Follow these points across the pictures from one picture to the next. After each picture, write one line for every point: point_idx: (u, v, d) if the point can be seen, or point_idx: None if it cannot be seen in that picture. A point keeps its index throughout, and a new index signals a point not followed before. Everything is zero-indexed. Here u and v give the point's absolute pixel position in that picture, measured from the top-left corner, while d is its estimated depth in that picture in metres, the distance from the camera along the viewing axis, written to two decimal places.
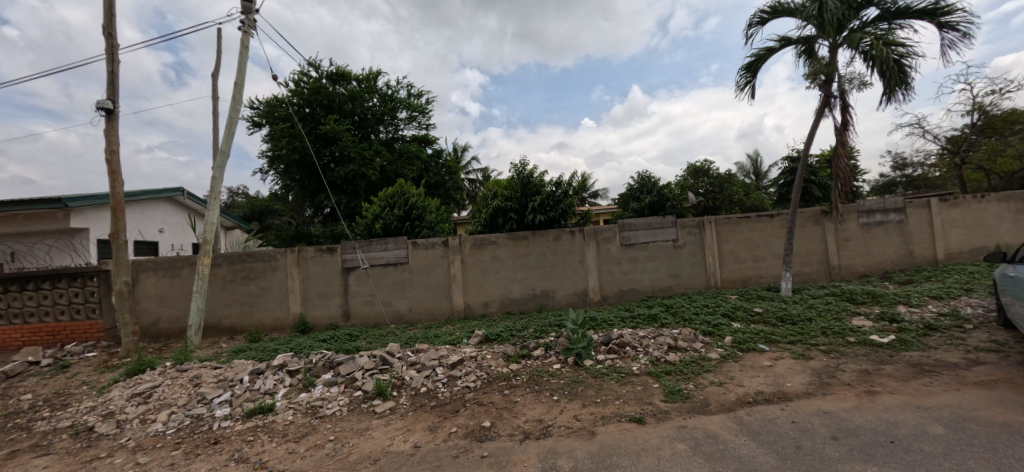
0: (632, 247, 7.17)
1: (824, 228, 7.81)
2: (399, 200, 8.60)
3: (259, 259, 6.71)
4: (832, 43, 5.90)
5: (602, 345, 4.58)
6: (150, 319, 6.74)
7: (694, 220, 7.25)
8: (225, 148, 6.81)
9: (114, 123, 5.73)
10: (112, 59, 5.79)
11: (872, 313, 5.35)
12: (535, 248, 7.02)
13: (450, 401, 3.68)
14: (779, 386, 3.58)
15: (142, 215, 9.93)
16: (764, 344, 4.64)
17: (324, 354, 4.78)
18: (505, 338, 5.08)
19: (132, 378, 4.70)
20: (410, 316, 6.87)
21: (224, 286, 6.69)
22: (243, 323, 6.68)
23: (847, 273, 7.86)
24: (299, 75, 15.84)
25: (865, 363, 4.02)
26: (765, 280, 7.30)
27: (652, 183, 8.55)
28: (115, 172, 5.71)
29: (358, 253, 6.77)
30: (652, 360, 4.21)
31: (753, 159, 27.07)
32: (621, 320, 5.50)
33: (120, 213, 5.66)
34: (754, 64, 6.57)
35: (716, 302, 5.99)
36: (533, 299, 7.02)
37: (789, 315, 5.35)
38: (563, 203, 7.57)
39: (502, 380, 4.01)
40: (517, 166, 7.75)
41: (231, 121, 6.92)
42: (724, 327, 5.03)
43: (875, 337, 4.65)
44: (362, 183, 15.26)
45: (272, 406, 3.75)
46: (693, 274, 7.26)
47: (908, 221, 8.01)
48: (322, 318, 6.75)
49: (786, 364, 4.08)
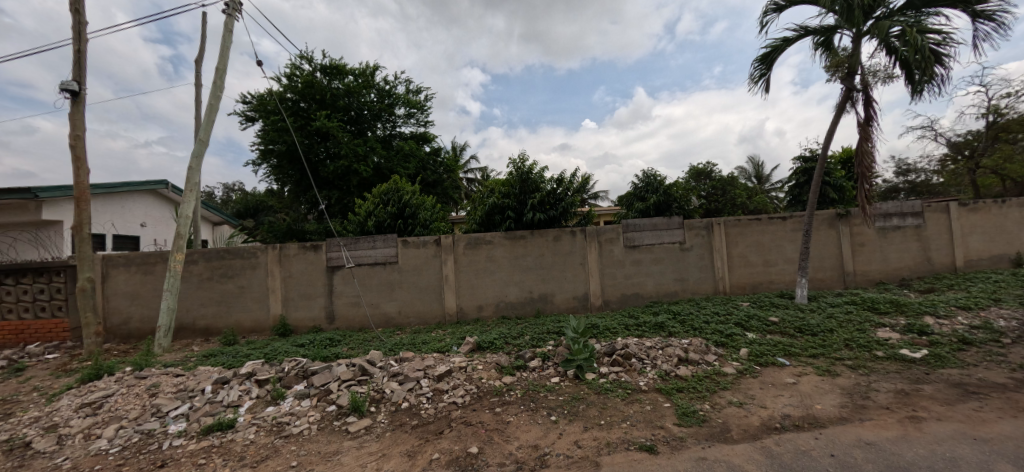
0: (636, 250, 6.75)
1: (839, 232, 7.40)
2: (392, 197, 8.23)
3: (237, 256, 6.28)
4: (856, 33, 5.49)
5: (605, 357, 4.15)
6: (120, 319, 6.29)
7: (702, 222, 6.85)
8: (205, 137, 6.37)
9: (79, 107, 5.31)
10: (79, 37, 5.36)
11: (899, 324, 4.92)
12: (533, 249, 6.59)
13: (434, 420, 3.24)
14: (808, 409, 3.15)
15: (122, 208, 9.46)
16: (785, 358, 4.21)
17: (299, 360, 4.27)
18: (498, 346, 4.61)
19: (86, 385, 4.25)
20: (398, 320, 6.42)
21: (201, 284, 6.26)
22: (220, 324, 6.24)
23: (863, 281, 7.42)
24: (291, 68, 15.54)
25: (900, 383, 3.60)
26: (777, 287, 6.90)
27: (659, 182, 7.93)
28: (79, 160, 5.26)
29: (344, 251, 6.33)
30: (661, 375, 3.81)
31: (755, 164, 26.86)
32: (625, 327, 5.02)
33: (84, 204, 5.21)
34: (770, 55, 6.14)
35: (728, 309, 5.54)
36: (531, 303, 6.58)
37: (807, 325, 4.92)
38: (564, 201, 7.10)
39: (493, 396, 3.57)
40: (515, 162, 7.29)
41: (211, 109, 6.51)
42: (738, 338, 4.58)
43: (905, 351, 4.24)
44: (354, 179, 15.00)
45: (232, 422, 3.33)
46: (700, 280, 6.85)
47: (925, 226, 7.66)
48: (304, 321, 6.31)
49: (811, 382, 3.67)
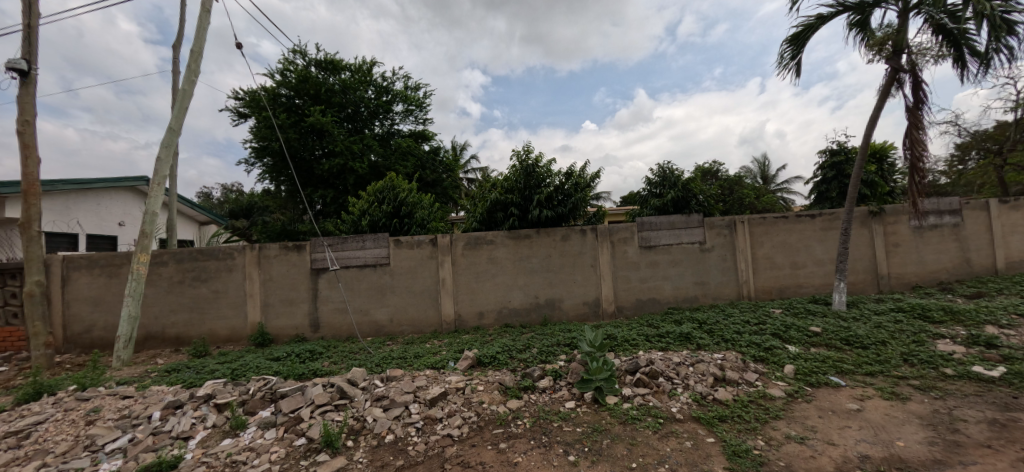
0: (652, 250, 6.14)
1: (872, 232, 6.78)
2: (387, 195, 7.62)
3: (212, 257, 5.67)
4: (904, 7, 4.90)
5: (627, 375, 3.53)
6: (82, 327, 5.68)
7: (724, 220, 6.24)
8: (177, 126, 5.77)
9: (29, 89, 4.71)
10: (29, 10, 4.76)
11: (960, 335, 4.30)
12: (539, 250, 5.99)
13: (424, 461, 2.62)
14: (889, 447, 2.54)
15: (99, 206, 8.86)
16: (838, 377, 3.59)
17: (269, 379, 3.66)
18: (502, 362, 3.98)
19: (20, 409, 3.63)
20: (390, 328, 5.80)
21: (171, 289, 5.65)
22: (192, 332, 5.63)
23: (898, 284, 6.81)
24: (285, 63, 14.98)
25: (988, 410, 2.98)
26: (806, 291, 6.28)
27: (675, 176, 7.30)
28: (28, 149, 4.67)
29: (329, 252, 5.72)
30: (696, 399, 3.20)
31: (761, 164, 26.24)
32: (646, 339, 4.40)
33: (32, 199, 4.62)
34: (802, 35, 5.53)
35: (760, 317, 4.92)
36: (537, 310, 5.97)
37: (855, 336, 4.30)
38: (573, 197, 6.48)
39: (496, 427, 2.95)
40: (519, 154, 6.68)
41: (184, 95, 5.91)
42: (779, 352, 3.95)
43: (980, 369, 3.61)
44: (350, 178, 14.41)
45: (177, 462, 2.72)
46: (722, 283, 6.23)
47: (964, 225, 7.04)
48: (286, 329, 5.69)
49: (880, 409, 3.04)
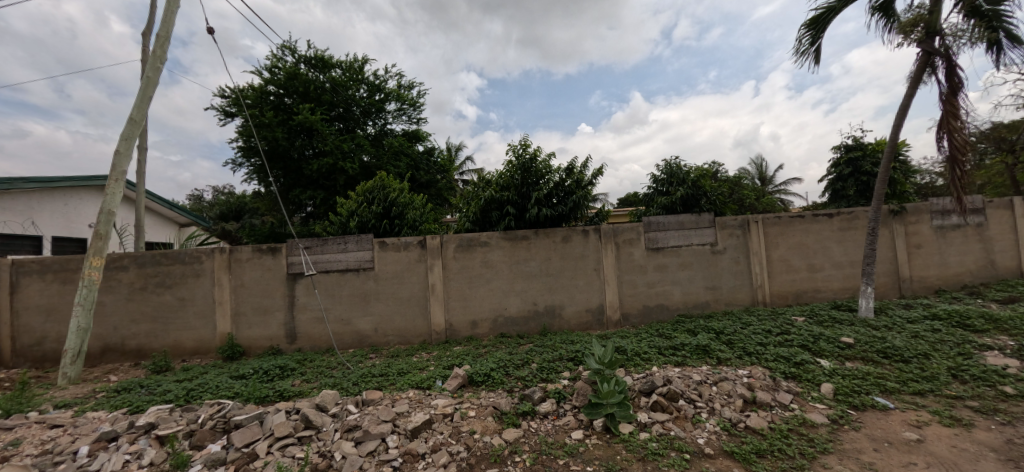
0: (660, 253, 5.67)
1: (893, 232, 6.35)
2: (376, 194, 7.10)
3: (177, 262, 5.14)
4: None
5: (642, 397, 3.04)
6: (33, 339, 5.13)
7: (737, 220, 5.78)
8: (140, 116, 5.24)
9: None
10: None
11: (1008, 346, 3.85)
12: (538, 252, 5.50)
13: None
14: None
15: (66, 206, 8.30)
16: (883, 397, 3.12)
17: (225, 403, 3.14)
18: (497, 381, 3.48)
19: None
20: (374, 338, 5.29)
21: (132, 296, 5.10)
22: (155, 344, 5.09)
23: (921, 288, 6.38)
24: (273, 60, 14.46)
25: None
26: (824, 296, 5.83)
27: (683, 173, 6.83)
28: None
29: (307, 255, 5.21)
30: (725, 427, 2.72)
31: (760, 166, 25.91)
32: (659, 352, 3.92)
33: None
34: (823, 18, 5.11)
35: (783, 326, 4.45)
36: (535, 318, 5.48)
37: (893, 347, 3.84)
38: (574, 195, 6.00)
39: (489, 465, 2.45)
40: (516, 148, 6.19)
41: (149, 83, 5.38)
42: (812, 367, 3.48)
43: None
44: (340, 178, 13.89)
45: None
46: (735, 288, 5.77)
47: (988, 225, 6.63)
48: (259, 340, 5.17)
49: (944, 439, 2.57)
